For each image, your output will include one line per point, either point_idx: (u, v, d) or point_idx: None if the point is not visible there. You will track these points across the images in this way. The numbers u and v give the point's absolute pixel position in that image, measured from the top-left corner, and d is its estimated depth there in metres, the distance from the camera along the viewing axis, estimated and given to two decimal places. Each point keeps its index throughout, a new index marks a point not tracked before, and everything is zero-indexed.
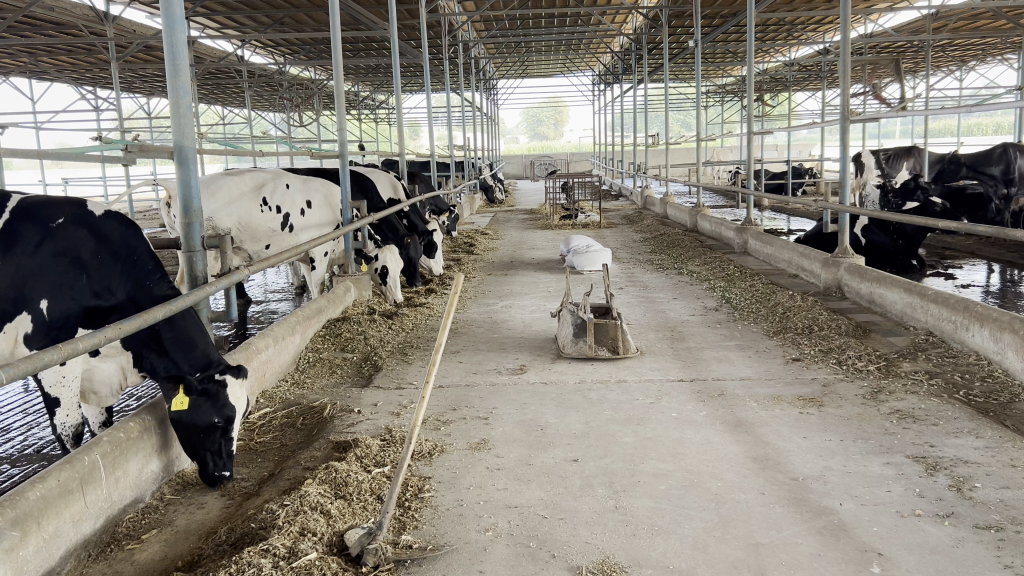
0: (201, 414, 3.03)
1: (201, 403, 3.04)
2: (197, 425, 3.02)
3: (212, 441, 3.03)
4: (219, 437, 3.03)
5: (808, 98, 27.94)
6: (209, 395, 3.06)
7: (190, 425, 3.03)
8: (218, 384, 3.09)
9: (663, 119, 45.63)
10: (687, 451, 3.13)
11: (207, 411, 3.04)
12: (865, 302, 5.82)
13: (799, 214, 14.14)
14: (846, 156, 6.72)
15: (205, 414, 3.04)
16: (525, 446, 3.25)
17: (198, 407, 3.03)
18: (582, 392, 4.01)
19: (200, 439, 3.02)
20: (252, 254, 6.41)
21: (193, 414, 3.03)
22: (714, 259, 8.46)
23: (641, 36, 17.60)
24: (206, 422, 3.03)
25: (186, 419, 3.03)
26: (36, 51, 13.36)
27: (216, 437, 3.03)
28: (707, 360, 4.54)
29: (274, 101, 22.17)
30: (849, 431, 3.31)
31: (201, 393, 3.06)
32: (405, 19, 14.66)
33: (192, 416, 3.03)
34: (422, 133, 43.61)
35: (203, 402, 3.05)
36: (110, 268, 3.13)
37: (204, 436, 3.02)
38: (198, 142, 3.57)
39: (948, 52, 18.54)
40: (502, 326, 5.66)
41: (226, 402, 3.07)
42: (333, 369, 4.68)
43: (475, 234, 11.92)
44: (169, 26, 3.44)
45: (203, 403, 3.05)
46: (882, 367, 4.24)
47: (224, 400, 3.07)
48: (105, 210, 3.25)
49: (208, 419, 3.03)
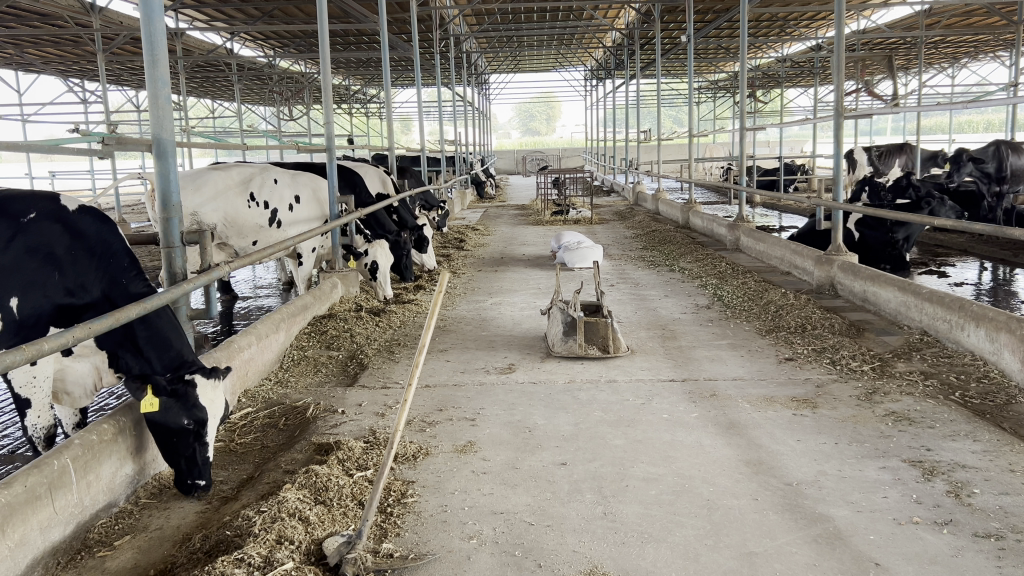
0: (171, 416, 2.92)
1: (171, 405, 2.92)
2: (169, 428, 2.93)
3: (187, 446, 2.93)
4: (193, 441, 2.94)
5: (800, 94, 27.91)
6: (178, 397, 2.94)
7: (163, 427, 2.93)
8: (187, 383, 2.97)
9: (655, 115, 45.63)
10: (678, 454, 3.06)
11: (177, 413, 2.93)
12: (858, 300, 5.75)
13: (791, 210, 14.11)
14: (840, 154, 6.64)
15: (175, 417, 2.93)
16: (513, 449, 3.17)
17: (167, 408, 2.91)
18: (570, 392, 3.93)
19: (175, 443, 2.94)
20: (238, 250, 6.27)
21: (164, 416, 2.92)
22: (706, 256, 8.39)
23: (634, 32, 17.54)
24: (176, 425, 2.93)
25: (158, 421, 2.93)
26: (22, 42, 13.20)
27: (190, 441, 2.93)
28: (699, 360, 4.46)
29: (264, 94, 22.01)
30: (844, 434, 3.23)
31: (170, 395, 2.94)
32: (396, 13, 14.54)
33: (163, 418, 2.92)
34: (413, 129, 43.48)
35: (172, 403, 2.93)
36: (85, 266, 3.03)
37: (177, 441, 2.93)
38: (177, 135, 3.46)
39: (941, 48, 18.51)
40: (491, 323, 5.58)
41: (197, 403, 2.96)
42: (318, 368, 4.58)
43: (466, 230, 11.84)
44: (147, 14, 3.31)
45: (172, 406, 2.93)
46: (876, 367, 4.17)
47: (193, 401, 2.96)
48: (79, 205, 3.15)
49: (178, 422, 2.93)
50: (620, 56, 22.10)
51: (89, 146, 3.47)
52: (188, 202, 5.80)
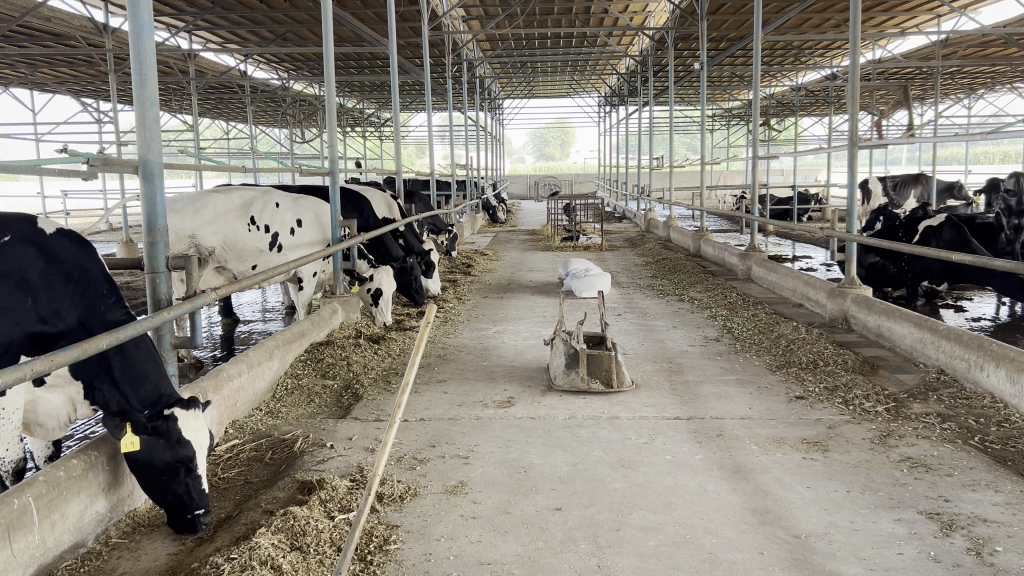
0: (156, 454, 2.78)
1: (153, 444, 2.79)
2: (153, 465, 2.78)
3: (178, 482, 2.78)
4: (184, 476, 2.79)
5: (814, 122, 27.83)
6: (160, 434, 2.80)
7: (147, 465, 2.79)
8: (168, 419, 2.83)
9: (669, 142, 45.67)
10: (680, 501, 2.89)
11: (162, 450, 2.79)
12: (872, 335, 5.57)
13: (805, 240, 13.93)
14: (855, 184, 6.47)
15: (160, 454, 2.79)
16: (505, 491, 3.00)
17: (150, 447, 2.78)
18: (570, 429, 3.77)
19: (165, 481, 2.79)
20: (237, 274, 6.15)
21: (148, 453, 2.79)
22: (716, 286, 8.22)
23: (647, 58, 17.50)
24: (162, 462, 2.78)
25: (142, 460, 2.79)
26: (36, 62, 13.27)
27: (180, 477, 2.78)
28: (705, 396, 4.29)
29: (278, 116, 22.11)
30: (855, 481, 3.05)
31: (150, 432, 2.80)
32: (408, 38, 14.56)
33: (147, 456, 2.79)
34: (427, 152, 43.72)
35: (154, 441, 2.79)
36: (60, 291, 2.92)
37: (167, 479, 2.78)
38: (165, 156, 3.35)
39: (956, 79, 18.38)
40: (493, 353, 5.42)
41: (182, 438, 2.82)
42: (311, 399, 4.43)
43: (474, 254, 11.72)
44: (137, 32, 3.23)
45: (155, 443, 2.79)
46: (890, 408, 3.98)
47: (178, 437, 2.82)
48: (57, 228, 3.03)
49: (164, 460, 2.78)
50: (633, 82, 22.08)
51: (74, 167, 3.36)
52: (186, 224, 5.69)
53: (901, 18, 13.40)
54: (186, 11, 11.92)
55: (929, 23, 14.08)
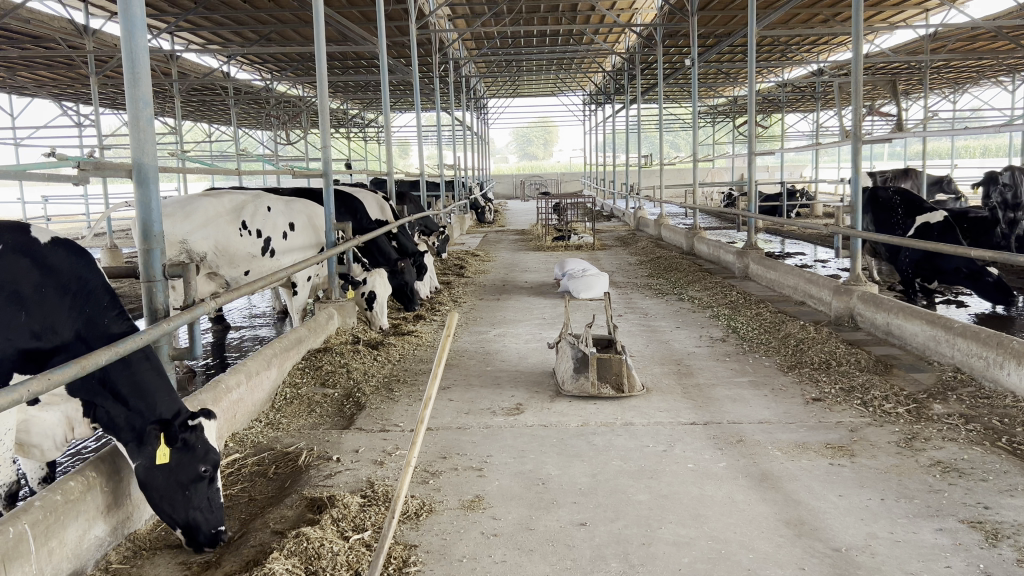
0: (184, 468, 2.71)
1: (182, 456, 2.72)
2: (177, 480, 2.70)
3: (201, 495, 2.71)
4: (206, 488, 2.73)
5: (801, 118, 27.85)
6: (185, 447, 2.73)
7: (170, 481, 2.70)
8: (195, 429, 2.76)
9: (654, 140, 45.69)
10: (710, 513, 2.77)
11: (189, 463, 2.72)
12: (881, 333, 5.47)
13: (795, 236, 13.89)
14: (858, 180, 6.37)
15: (187, 468, 2.72)
16: (525, 506, 2.87)
17: (178, 460, 2.71)
18: (585, 437, 3.62)
19: (186, 497, 2.69)
20: (229, 280, 5.97)
21: (173, 469, 2.71)
22: (715, 284, 8.12)
23: (635, 55, 17.40)
24: (192, 473, 2.71)
25: (166, 474, 2.70)
26: (14, 65, 13.02)
27: (204, 488, 2.72)
28: (720, 400, 4.16)
29: (262, 118, 21.90)
30: (889, 488, 2.94)
31: (180, 444, 2.72)
32: (395, 37, 14.38)
33: (172, 472, 2.70)
34: (412, 152, 43.51)
35: (180, 453, 2.72)
36: (56, 305, 2.75)
37: (191, 492, 2.69)
38: (160, 160, 3.21)
39: (943, 73, 18.42)
40: (496, 358, 5.27)
41: (209, 448, 2.76)
42: (312, 409, 4.28)
43: (467, 255, 11.57)
44: (129, 29, 3.08)
45: (182, 455, 2.73)
46: (911, 410, 3.87)
47: (204, 447, 2.76)
48: (50, 238, 2.87)
49: (192, 472, 2.71)
50: (620, 80, 22.02)
51: (62, 172, 3.19)
52: (176, 229, 5.57)
53: (891, 12, 13.35)
54: (168, 11, 11.69)
55: (918, 18, 14.03)
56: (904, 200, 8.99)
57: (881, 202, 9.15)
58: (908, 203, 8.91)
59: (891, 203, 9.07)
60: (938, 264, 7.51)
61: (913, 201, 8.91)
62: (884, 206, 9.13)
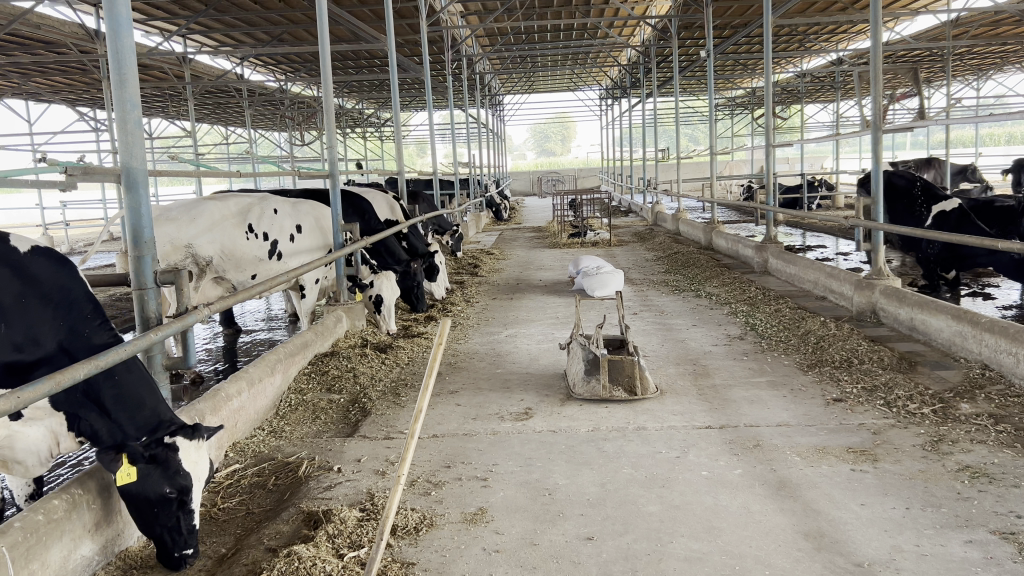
0: (150, 486, 2.62)
1: (150, 473, 2.63)
2: (147, 498, 2.62)
3: (168, 516, 2.62)
4: (175, 510, 2.63)
5: (821, 109, 27.51)
6: (158, 462, 2.65)
7: (140, 498, 2.62)
8: (168, 447, 2.68)
9: (672, 134, 45.43)
10: (724, 525, 2.63)
11: (157, 481, 2.63)
12: (904, 328, 5.30)
13: (816, 228, 13.68)
14: (879, 171, 6.17)
15: (155, 486, 2.62)
16: (530, 519, 2.74)
17: (145, 477, 2.62)
18: (595, 443, 3.49)
19: (154, 513, 2.62)
20: (236, 285, 5.88)
21: (142, 485, 2.62)
22: (733, 280, 7.94)
23: (651, 48, 17.20)
24: (156, 494, 2.62)
25: (135, 491, 2.62)
26: (29, 71, 13.03)
27: (172, 510, 2.62)
28: (737, 402, 4.01)
29: (277, 120, 21.89)
30: (914, 495, 2.78)
31: (148, 460, 2.64)
32: (407, 35, 14.30)
33: (141, 489, 2.62)
34: (429, 151, 43.51)
35: (151, 469, 2.64)
36: (35, 316, 2.66)
37: (158, 511, 2.61)
38: (149, 163, 3.10)
39: (966, 60, 18.11)
40: (506, 360, 5.15)
41: (178, 469, 2.67)
42: (317, 415, 4.18)
43: (482, 254, 11.45)
44: (113, 29, 2.97)
45: (152, 472, 2.64)
46: (937, 410, 3.70)
47: (175, 467, 2.67)
48: (30, 246, 2.77)
49: (158, 491, 2.62)
50: (636, 74, 21.80)
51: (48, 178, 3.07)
52: (182, 233, 5.43)
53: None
54: (178, 14, 11.63)
55: (939, 2, 13.74)
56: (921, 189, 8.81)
57: (898, 191, 8.98)
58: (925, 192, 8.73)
59: (908, 191, 8.90)
60: (959, 251, 7.42)
61: (931, 191, 8.72)
62: (902, 195, 8.96)
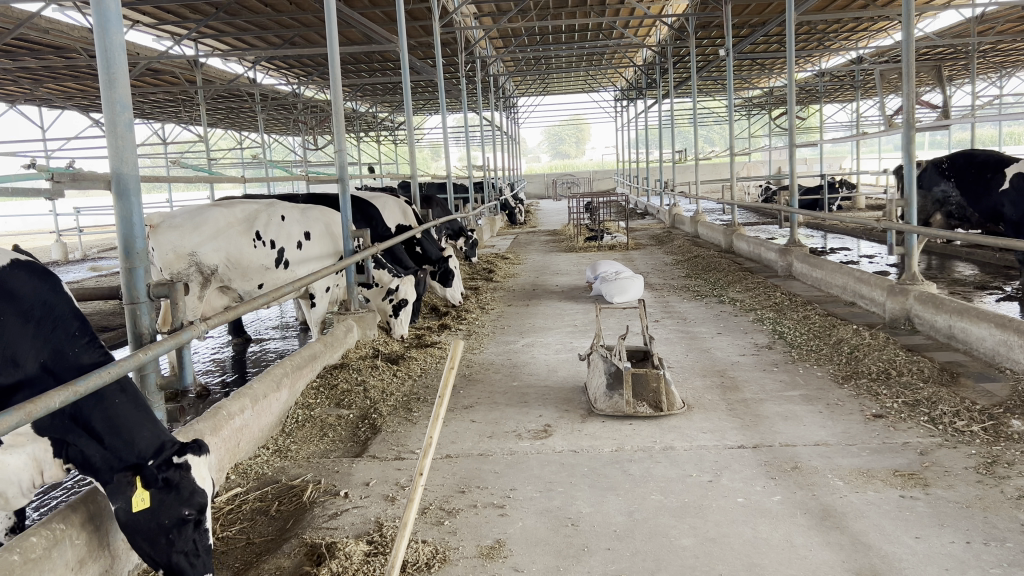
0: (166, 510, 2.45)
1: (164, 497, 2.47)
2: (162, 526, 2.44)
3: (185, 538, 2.48)
4: (193, 531, 2.50)
5: (839, 109, 27.16)
6: (171, 485, 2.49)
7: (153, 527, 2.43)
8: (180, 467, 2.53)
9: (689, 135, 45.08)
10: (766, 562, 2.39)
11: (172, 505, 2.47)
12: (942, 336, 5.03)
13: (838, 230, 13.37)
14: (911, 172, 5.88)
15: (171, 509, 2.46)
16: (552, 554, 2.51)
17: (160, 502, 2.45)
18: (619, 465, 3.25)
19: (168, 541, 2.45)
20: (241, 293, 5.70)
21: (157, 511, 2.45)
22: (757, 285, 7.69)
23: (666, 48, 16.98)
24: (174, 517, 2.46)
25: (147, 520, 2.43)
26: (39, 77, 12.97)
27: (189, 533, 2.48)
28: (770, 418, 3.76)
29: (290, 123, 21.78)
30: (972, 528, 2.53)
31: (161, 484, 2.48)
32: (421, 37, 14.12)
33: (154, 516, 2.44)
34: (445, 155, 43.39)
35: (166, 495, 2.48)
36: (17, 335, 2.47)
37: (175, 536, 2.46)
38: (140, 168, 2.90)
39: (989, 57, 17.71)
40: (523, 371, 4.92)
41: (194, 488, 2.52)
42: (325, 432, 3.97)
43: (496, 258, 11.24)
44: (102, 25, 2.78)
45: (165, 497, 2.48)
46: (987, 427, 3.44)
47: (189, 487, 2.51)
48: (10, 259, 2.59)
49: (174, 515, 2.46)
50: (652, 74, 21.58)
51: (31, 184, 2.87)
52: (185, 241, 5.24)
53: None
54: (188, 16, 11.49)
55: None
56: (975, 166, 8.70)
57: (963, 169, 8.85)
58: (987, 161, 8.59)
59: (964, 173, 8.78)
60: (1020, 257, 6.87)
61: (993, 158, 8.59)
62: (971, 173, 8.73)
